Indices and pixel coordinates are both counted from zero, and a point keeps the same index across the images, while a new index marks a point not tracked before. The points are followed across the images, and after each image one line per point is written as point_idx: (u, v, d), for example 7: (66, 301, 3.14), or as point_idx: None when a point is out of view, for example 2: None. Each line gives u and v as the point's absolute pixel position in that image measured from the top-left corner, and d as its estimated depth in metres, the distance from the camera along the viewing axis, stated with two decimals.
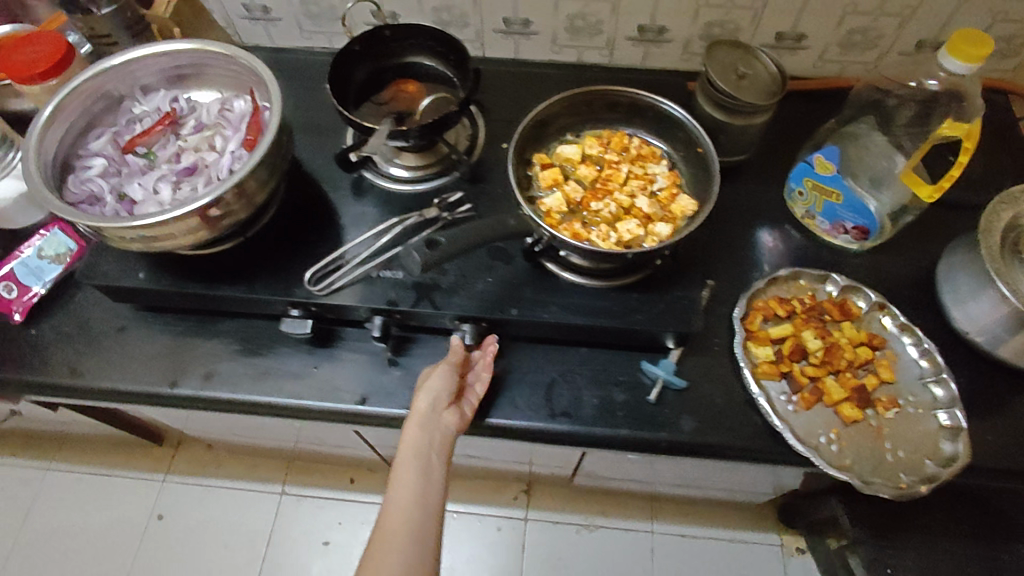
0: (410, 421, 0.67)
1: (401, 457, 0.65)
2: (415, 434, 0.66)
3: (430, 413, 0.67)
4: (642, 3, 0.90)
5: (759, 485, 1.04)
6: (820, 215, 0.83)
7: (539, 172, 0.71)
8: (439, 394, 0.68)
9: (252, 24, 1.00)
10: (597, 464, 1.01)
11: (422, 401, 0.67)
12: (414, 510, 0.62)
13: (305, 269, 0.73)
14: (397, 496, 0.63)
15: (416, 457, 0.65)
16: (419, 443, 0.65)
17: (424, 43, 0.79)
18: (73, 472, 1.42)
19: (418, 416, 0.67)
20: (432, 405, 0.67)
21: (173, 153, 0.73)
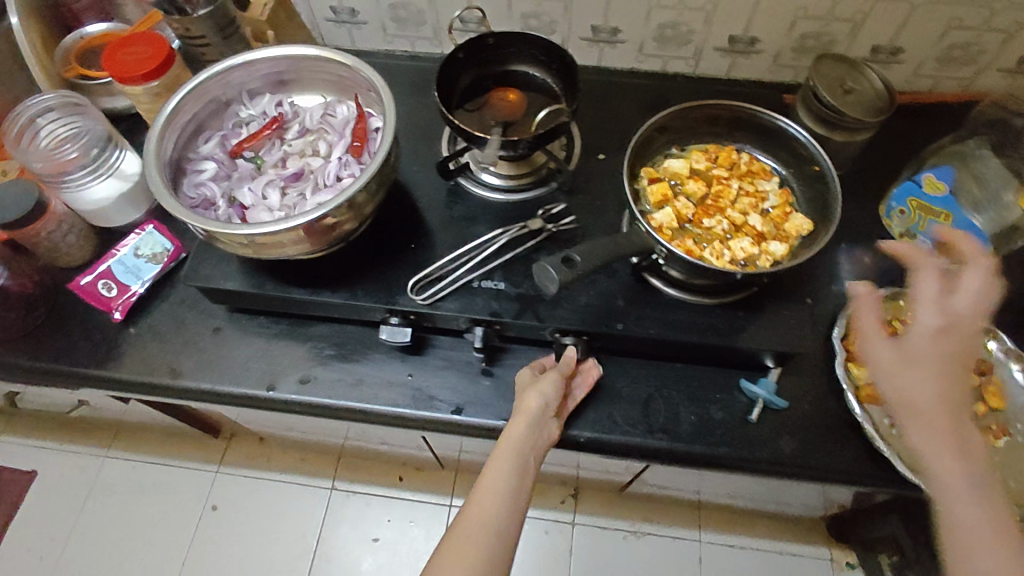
0: (518, 416, 0.65)
1: (502, 448, 0.63)
2: (524, 430, 0.64)
3: (540, 415, 0.66)
4: (739, 13, 0.89)
5: (827, 502, 1.03)
6: (922, 235, 0.80)
7: (648, 187, 0.70)
8: (552, 398, 0.67)
9: (337, 27, 1.00)
10: (667, 475, 1.00)
11: (536, 400, 0.66)
12: (504, 504, 0.60)
13: (406, 277, 0.73)
14: (490, 486, 0.61)
15: (518, 454, 0.63)
16: (524, 441, 0.64)
17: (527, 51, 0.79)
18: (121, 459, 1.34)
19: (528, 414, 0.65)
20: (544, 408, 0.66)
21: (279, 158, 0.73)
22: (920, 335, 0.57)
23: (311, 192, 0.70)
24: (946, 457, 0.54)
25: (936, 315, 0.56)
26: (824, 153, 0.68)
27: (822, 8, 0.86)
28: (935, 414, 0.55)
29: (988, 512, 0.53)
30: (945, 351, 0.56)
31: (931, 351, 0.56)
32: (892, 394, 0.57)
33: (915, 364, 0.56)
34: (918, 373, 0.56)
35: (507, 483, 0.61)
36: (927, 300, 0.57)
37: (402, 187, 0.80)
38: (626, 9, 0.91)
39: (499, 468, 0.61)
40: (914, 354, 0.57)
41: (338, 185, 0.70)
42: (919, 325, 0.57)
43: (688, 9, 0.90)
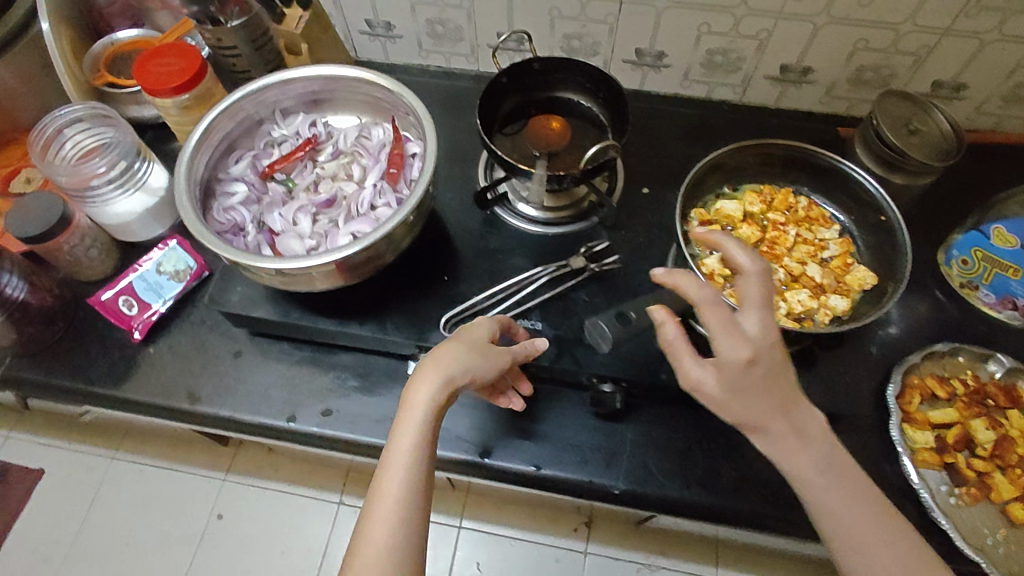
0: (419, 375, 0.54)
1: (403, 417, 0.53)
2: (430, 395, 0.53)
3: (456, 377, 0.54)
4: (793, 43, 0.84)
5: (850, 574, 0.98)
6: (985, 287, 0.77)
7: (698, 229, 0.67)
8: (474, 360, 0.55)
9: (371, 41, 0.97)
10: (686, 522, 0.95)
11: (451, 362, 0.54)
12: (408, 485, 0.51)
13: (436, 311, 0.70)
14: (389, 464, 0.52)
15: (423, 422, 0.53)
16: (430, 408, 0.53)
17: (575, 78, 0.75)
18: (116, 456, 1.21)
19: (437, 375, 0.53)
20: (464, 370, 0.54)
21: (312, 182, 0.70)
22: (731, 365, 0.47)
23: (344, 220, 0.67)
24: (807, 469, 0.50)
25: (738, 344, 0.47)
26: (892, 203, 0.64)
27: (884, 40, 0.81)
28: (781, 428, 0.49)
29: (860, 505, 0.50)
30: (766, 367, 0.48)
31: (751, 381, 0.47)
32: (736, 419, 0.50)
33: (745, 394, 0.48)
34: (761, 401, 0.48)
35: (406, 460, 0.52)
36: (720, 328, 0.47)
37: (436, 214, 0.76)
38: (674, 33, 0.87)
39: (399, 443, 0.52)
40: (742, 386, 0.48)
41: (373, 215, 0.67)
42: (724, 358, 0.47)
43: (740, 36, 0.85)
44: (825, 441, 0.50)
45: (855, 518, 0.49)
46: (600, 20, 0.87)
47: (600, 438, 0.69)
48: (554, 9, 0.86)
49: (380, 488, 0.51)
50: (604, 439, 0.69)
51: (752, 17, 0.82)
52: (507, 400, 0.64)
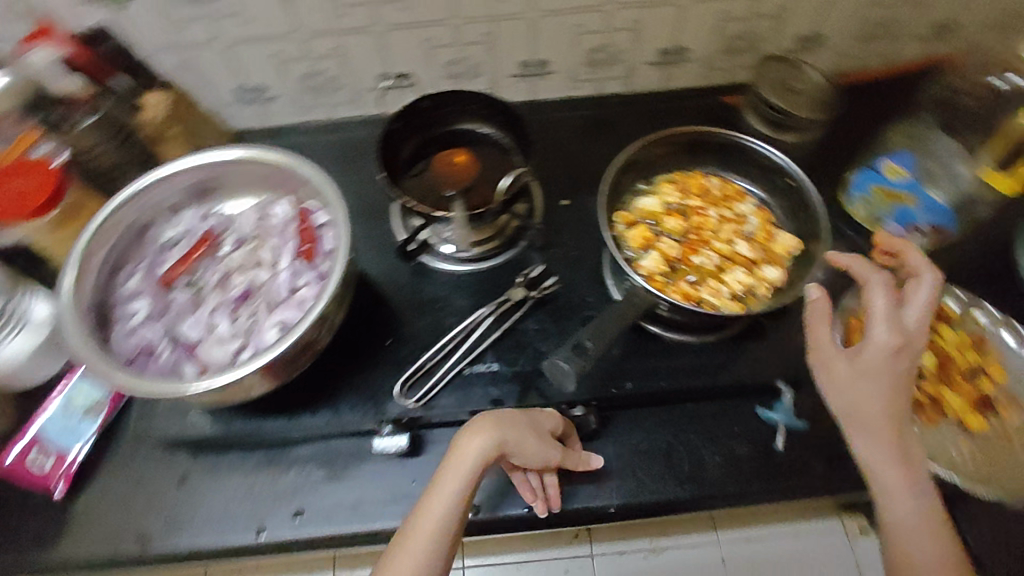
0: (471, 431, 0.57)
1: (448, 469, 0.56)
2: (479, 449, 0.56)
3: (508, 437, 0.57)
4: (665, 27, 0.87)
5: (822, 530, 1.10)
6: (892, 219, 0.80)
7: (626, 232, 0.67)
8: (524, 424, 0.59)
9: (245, 107, 0.91)
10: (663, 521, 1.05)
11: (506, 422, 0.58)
12: (436, 533, 0.53)
13: (387, 379, 0.66)
14: (425, 509, 0.54)
15: (464, 478, 0.55)
16: (480, 462, 0.56)
17: (468, 108, 0.74)
18: None
19: (493, 431, 0.57)
20: (511, 432, 0.57)
21: (220, 279, 0.64)
22: (879, 351, 0.55)
23: (266, 311, 0.61)
24: (891, 469, 0.55)
25: (892, 333, 0.55)
26: (797, 167, 0.66)
27: (746, 9, 0.85)
28: (885, 423, 0.55)
29: (926, 512, 0.55)
30: (904, 364, 0.55)
31: (888, 368, 0.55)
32: (850, 405, 0.56)
33: (872, 379, 0.55)
34: (881, 386, 0.55)
35: (442, 507, 0.54)
36: (880, 315, 0.55)
37: (361, 277, 0.73)
38: (551, 41, 0.87)
39: (439, 488, 0.55)
40: (870, 368, 0.55)
41: (296, 299, 0.61)
42: (875, 340, 0.55)
43: (615, 30, 0.87)
44: (920, 475, 0.56)
45: (917, 519, 0.55)
46: (476, 41, 0.86)
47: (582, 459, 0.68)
48: (429, 38, 0.85)
49: (411, 530, 0.54)
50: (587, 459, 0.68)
51: (622, 11, 0.84)
52: (531, 490, 0.64)
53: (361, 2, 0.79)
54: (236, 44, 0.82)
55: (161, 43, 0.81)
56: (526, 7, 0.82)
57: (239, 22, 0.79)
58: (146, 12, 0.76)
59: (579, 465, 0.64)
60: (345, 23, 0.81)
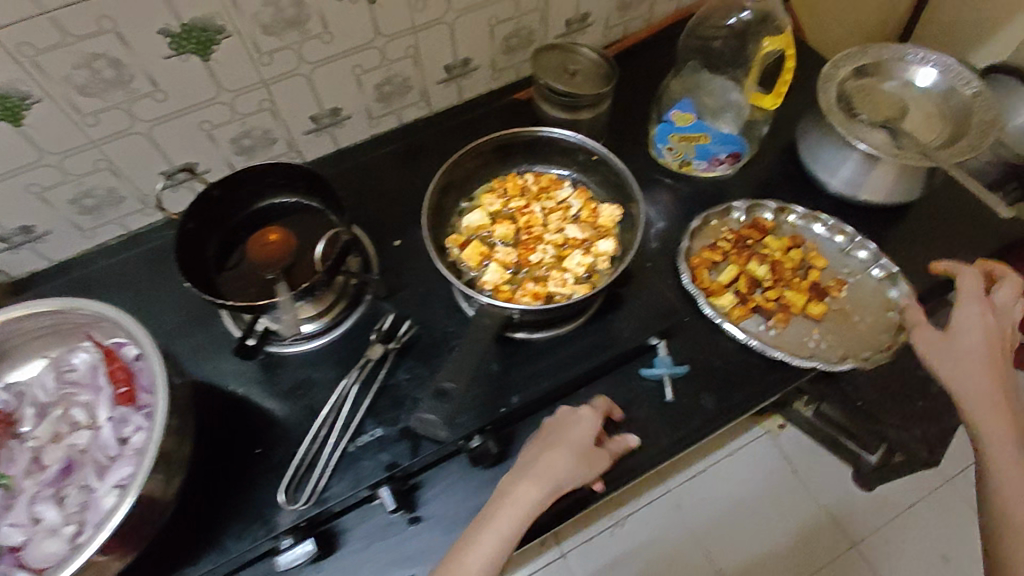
0: (529, 473, 0.58)
1: (504, 511, 0.57)
2: (541, 498, 0.57)
3: (567, 479, 0.59)
4: (440, 44, 0.87)
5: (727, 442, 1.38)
6: (695, 158, 0.87)
7: (462, 254, 0.66)
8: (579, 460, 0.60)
9: (15, 252, 0.79)
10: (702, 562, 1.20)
11: (561, 467, 0.58)
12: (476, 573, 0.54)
13: (269, 488, 0.61)
14: (471, 551, 0.55)
15: (515, 524, 0.56)
16: (535, 508, 0.57)
17: (262, 182, 0.69)
18: None
19: (547, 478, 0.57)
20: (566, 473, 0.59)
21: (29, 462, 0.55)
22: (964, 328, 0.69)
23: (96, 476, 0.54)
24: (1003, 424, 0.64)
25: (982, 306, 0.70)
26: (594, 142, 0.69)
27: (508, 9, 0.88)
28: (989, 392, 0.65)
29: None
30: (990, 345, 0.68)
31: (986, 329, 0.68)
32: (968, 396, 0.66)
33: (970, 341, 0.68)
34: (974, 345, 0.68)
35: (490, 547, 0.55)
36: (969, 297, 0.71)
37: (206, 391, 0.66)
38: (333, 88, 0.85)
39: (491, 530, 0.56)
40: (966, 333, 0.68)
41: (129, 450, 0.54)
42: (970, 311, 0.70)
43: (394, 61, 0.86)
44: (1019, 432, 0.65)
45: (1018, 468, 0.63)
46: (256, 109, 0.81)
47: None
48: (203, 121, 0.79)
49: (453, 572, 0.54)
50: None
51: (393, 41, 0.83)
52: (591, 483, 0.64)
53: (108, 105, 0.72)
54: None
55: None
56: (295, 63, 0.79)
57: None
58: None
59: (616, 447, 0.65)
60: (99, 131, 0.73)
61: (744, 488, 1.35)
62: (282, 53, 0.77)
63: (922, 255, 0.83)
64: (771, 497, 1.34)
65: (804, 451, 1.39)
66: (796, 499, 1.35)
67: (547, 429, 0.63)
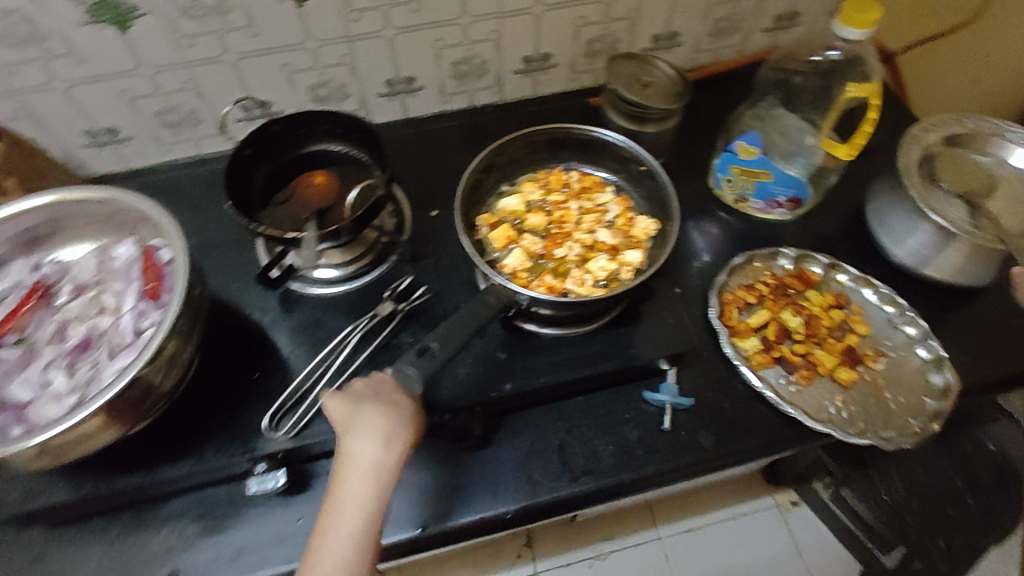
0: (366, 435, 0.53)
1: (355, 489, 0.51)
2: (393, 459, 0.52)
3: (411, 424, 0.55)
4: (523, 33, 0.88)
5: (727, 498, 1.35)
6: (753, 196, 0.84)
7: (490, 234, 0.67)
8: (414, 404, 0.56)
9: (98, 150, 0.86)
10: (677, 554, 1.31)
11: (401, 412, 0.55)
12: (350, 557, 0.50)
13: (257, 412, 0.63)
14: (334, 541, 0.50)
15: (373, 481, 0.52)
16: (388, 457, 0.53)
17: (321, 127, 0.71)
18: None
19: (391, 425, 0.54)
20: (408, 421, 0.55)
21: (54, 331, 0.59)
22: None
23: (107, 357, 0.57)
24: None
25: None
26: (645, 152, 0.68)
27: (597, 13, 0.88)
28: None
29: None
30: None
31: None
32: None
33: None
34: None
35: (353, 533, 0.50)
36: None
37: (225, 310, 0.69)
38: (412, 57, 0.87)
39: (349, 513, 0.50)
40: None
41: (140, 340, 0.57)
42: None
43: (475, 42, 0.88)
44: None
45: None
46: (337, 63, 0.85)
47: (478, 471, 0.67)
48: (286, 65, 0.83)
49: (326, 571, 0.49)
50: (478, 471, 0.67)
51: (478, 22, 0.85)
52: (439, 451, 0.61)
53: (205, 31, 0.76)
54: (77, 85, 0.78)
55: None
56: (380, 25, 0.82)
57: (74, 61, 0.75)
58: None
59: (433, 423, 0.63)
60: (193, 54, 0.78)
61: (741, 557, 1.30)
62: (370, 13, 0.80)
63: (977, 346, 0.77)
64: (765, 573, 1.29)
65: (813, 535, 1.33)
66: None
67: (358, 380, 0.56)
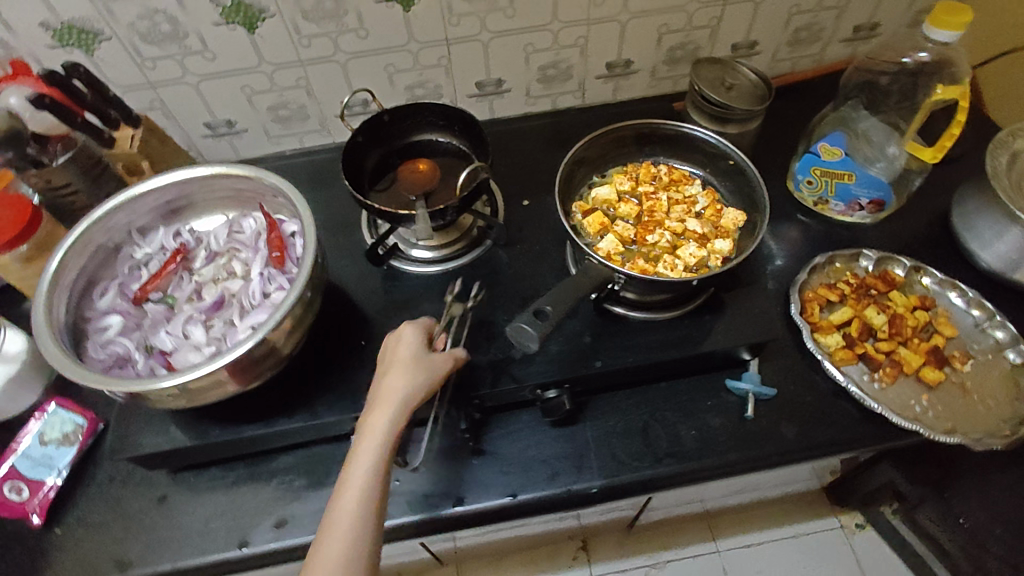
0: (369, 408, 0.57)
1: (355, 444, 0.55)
2: (382, 417, 0.55)
3: (405, 386, 0.56)
4: (609, 40, 0.93)
5: (790, 516, 1.33)
6: (834, 198, 0.85)
7: (583, 220, 0.71)
8: (408, 369, 0.57)
9: (215, 141, 0.95)
10: (736, 566, 1.30)
11: (393, 372, 0.57)
12: (346, 506, 0.51)
13: (364, 376, 0.68)
14: (334, 495, 0.53)
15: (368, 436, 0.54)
16: (378, 412, 0.55)
17: (425, 119, 0.77)
18: None
19: (384, 385, 0.57)
20: (401, 382, 0.57)
21: (192, 291, 0.66)
22: None
23: (240, 316, 0.64)
24: None
25: None
26: (736, 147, 0.71)
27: (680, 21, 0.92)
28: None
29: None
30: None
31: None
32: None
33: None
34: None
35: (348, 486, 0.52)
36: None
37: (332, 285, 0.75)
38: (503, 60, 0.93)
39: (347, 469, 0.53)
40: None
41: (268, 302, 0.64)
42: None
43: (563, 47, 0.92)
44: None
45: None
46: (434, 64, 0.91)
47: (563, 446, 0.70)
48: (389, 65, 0.90)
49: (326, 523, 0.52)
50: (563, 446, 0.70)
51: (567, 28, 0.90)
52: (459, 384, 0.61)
53: (322, 33, 0.83)
54: (205, 80, 0.85)
55: (135, 84, 0.84)
56: (478, 29, 0.87)
57: (206, 58, 0.83)
58: (113, 51, 0.79)
59: (511, 390, 0.66)
60: (308, 53, 0.85)
61: None
62: (470, 18, 0.85)
63: None
64: None
65: (879, 559, 1.30)
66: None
67: (385, 352, 0.62)
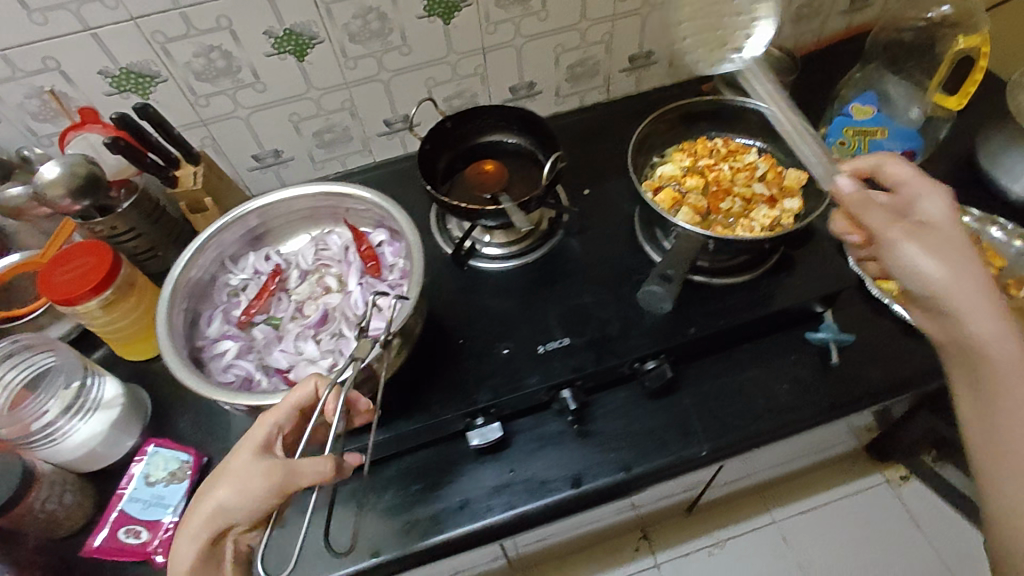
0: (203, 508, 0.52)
1: None
2: (184, 536, 0.50)
3: (212, 497, 0.49)
4: (632, 34, 0.97)
5: (838, 478, 1.36)
6: (869, 153, 0.88)
7: (656, 198, 0.74)
8: (221, 479, 0.50)
9: (263, 173, 0.96)
10: (795, 534, 1.31)
11: (218, 475, 0.51)
12: None
13: (470, 372, 0.70)
14: None
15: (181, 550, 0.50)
16: (187, 527, 0.50)
17: (485, 121, 0.80)
18: None
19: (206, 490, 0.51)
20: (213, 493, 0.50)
21: (295, 310, 0.68)
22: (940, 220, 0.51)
23: (349, 326, 0.65)
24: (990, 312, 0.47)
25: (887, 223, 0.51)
26: (787, 111, 0.75)
27: None
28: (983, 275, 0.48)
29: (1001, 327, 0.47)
30: (964, 231, 0.50)
31: (942, 242, 0.49)
32: (921, 275, 0.49)
33: (941, 238, 0.50)
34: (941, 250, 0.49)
35: None
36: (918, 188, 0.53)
37: None
38: (534, 63, 0.96)
39: None
40: (925, 239, 0.50)
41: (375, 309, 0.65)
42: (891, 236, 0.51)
43: (590, 45, 0.97)
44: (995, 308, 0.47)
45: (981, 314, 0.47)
46: (471, 74, 0.94)
47: (665, 417, 0.72)
48: (429, 78, 0.92)
49: None
50: (665, 416, 0.72)
51: (594, 26, 0.94)
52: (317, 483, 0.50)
53: (367, 53, 0.85)
54: (255, 112, 0.87)
55: (189, 122, 0.85)
56: (512, 35, 0.91)
57: (257, 90, 0.85)
58: (169, 92, 0.81)
59: (614, 366, 0.69)
60: (354, 75, 0.88)
61: (861, 538, 1.30)
62: (505, 25, 0.89)
63: None
64: (884, 550, 1.29)
65: (928, 507, 1.33)
66: (922, 556, 1.27)
67: None
